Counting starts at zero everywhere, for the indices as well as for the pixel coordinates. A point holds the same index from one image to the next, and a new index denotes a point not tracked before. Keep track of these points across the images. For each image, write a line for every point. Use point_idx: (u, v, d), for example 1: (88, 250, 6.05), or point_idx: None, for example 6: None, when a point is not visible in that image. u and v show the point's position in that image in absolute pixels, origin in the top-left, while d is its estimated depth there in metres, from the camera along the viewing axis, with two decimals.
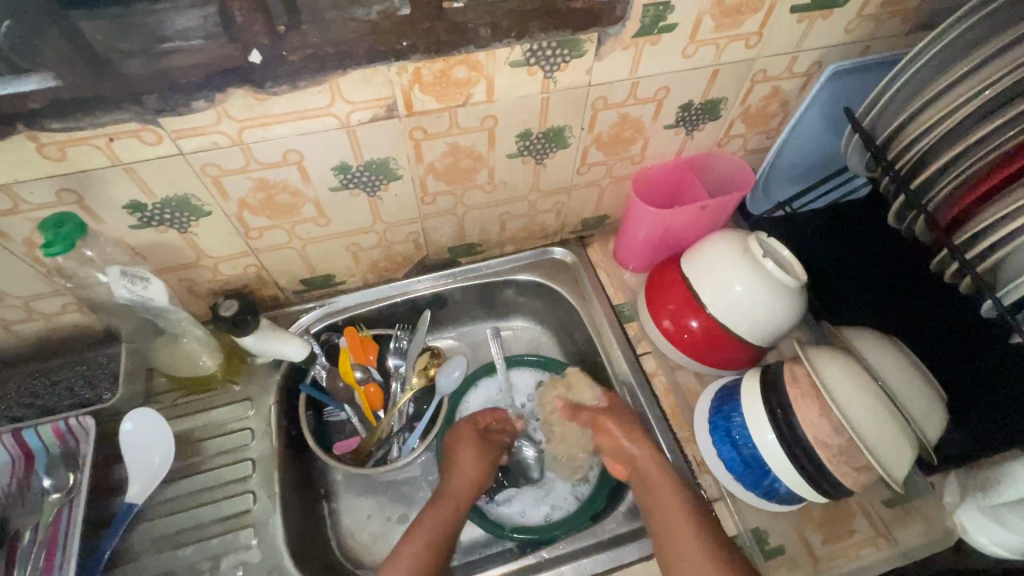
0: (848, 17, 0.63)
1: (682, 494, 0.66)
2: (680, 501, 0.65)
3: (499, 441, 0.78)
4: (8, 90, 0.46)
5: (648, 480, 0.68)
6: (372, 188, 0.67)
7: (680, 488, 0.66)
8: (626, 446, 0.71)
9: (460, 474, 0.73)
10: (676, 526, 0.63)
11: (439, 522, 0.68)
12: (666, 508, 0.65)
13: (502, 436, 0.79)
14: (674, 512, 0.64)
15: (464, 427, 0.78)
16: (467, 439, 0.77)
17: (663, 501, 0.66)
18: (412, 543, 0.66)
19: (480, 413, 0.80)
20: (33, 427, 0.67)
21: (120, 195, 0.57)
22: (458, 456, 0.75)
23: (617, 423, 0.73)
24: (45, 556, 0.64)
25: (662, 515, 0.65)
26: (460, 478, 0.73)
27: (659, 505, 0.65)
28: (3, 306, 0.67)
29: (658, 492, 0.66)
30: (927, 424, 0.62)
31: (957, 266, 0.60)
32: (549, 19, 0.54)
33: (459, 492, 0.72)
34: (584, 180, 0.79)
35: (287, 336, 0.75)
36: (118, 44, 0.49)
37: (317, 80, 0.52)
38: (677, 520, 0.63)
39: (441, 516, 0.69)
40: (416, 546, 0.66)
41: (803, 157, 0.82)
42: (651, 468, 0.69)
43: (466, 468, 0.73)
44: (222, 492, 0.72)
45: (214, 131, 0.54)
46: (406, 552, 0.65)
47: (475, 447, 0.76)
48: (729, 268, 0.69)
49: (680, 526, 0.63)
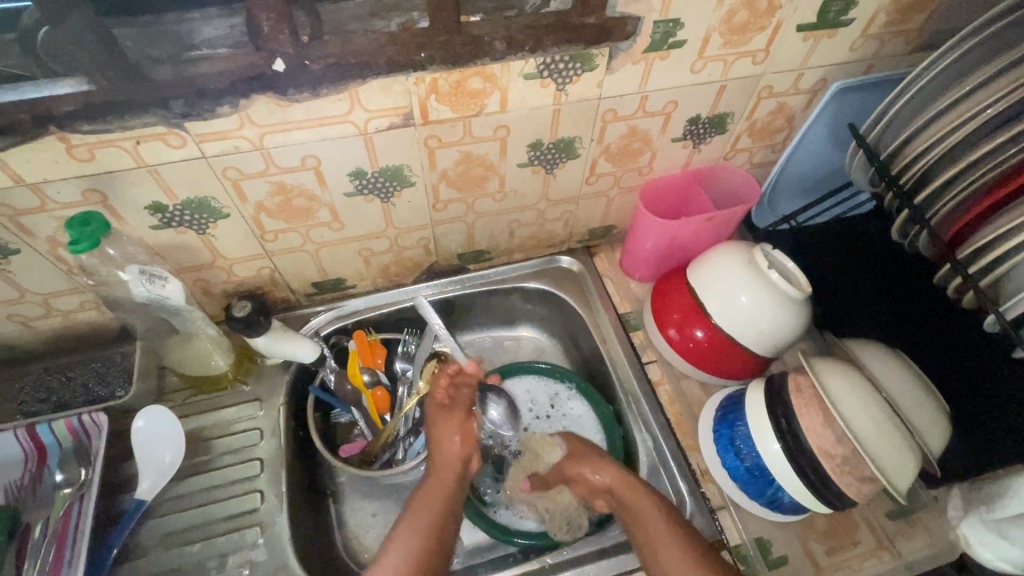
0: (853, 36, 0.65)
1: (673, 528, 0.65)
2: (672, 537, 0.64)
3: (463, 401, 0.79)
4: (43, 92, 0.48)
5: (632, 510, 0.68)
6: (385, 194, 0.69)
7: (670, 522, 0.65)
8: (600, 481, 0.72)
9: (445, 454, 0.73)
10: (671, 566, 0.63)
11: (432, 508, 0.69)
12: (660, 545, 0.64)
13: (465, 395, 0.79)
14: (667, 550, 0.64)
15: (431, 402, 0.77)
16: (444, 412, 0.77)
17: (655, 536, 0.65)
18: (404, 535, 0.66)
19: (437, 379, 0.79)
20: (47, 421, 0.69)
21: (143, 196, 0.59)
22: (435, 434, 0.75)
23: (587, 466, 0.73)
24: (55, 549, 0.65)
25: (653, 552, 0.65)
26: (443, 453, 0.73)
27: (653, 542, 0.65)
28: (22, 303, 0.68)
29: (647, 525, 0.66)
30: (931, 436, 0.63)
31: (959, 281, 0.61)
32: (563, 34, 0.56)
33: (446, 473, 0.72)
34: (592, 190, 0.80)
35: (298, 337, 0.76)
36: (148, 50, 0.51)
37: (338, 89, 0.54)
38: (671, 559, 0.63)
39: (429, 504, 0.69)
40: (409, 537, 0.65)
41: (807, 172, 0.84)
42: (631, 504, 0.68)
43: (449, 445, 0.74)
44: (231, 490, 0.73)
45: (237, 136, 0.55)
46: (399, 543, 0.65)
47: (452, 419, 0.76)
48: (735, 279, 0.71)
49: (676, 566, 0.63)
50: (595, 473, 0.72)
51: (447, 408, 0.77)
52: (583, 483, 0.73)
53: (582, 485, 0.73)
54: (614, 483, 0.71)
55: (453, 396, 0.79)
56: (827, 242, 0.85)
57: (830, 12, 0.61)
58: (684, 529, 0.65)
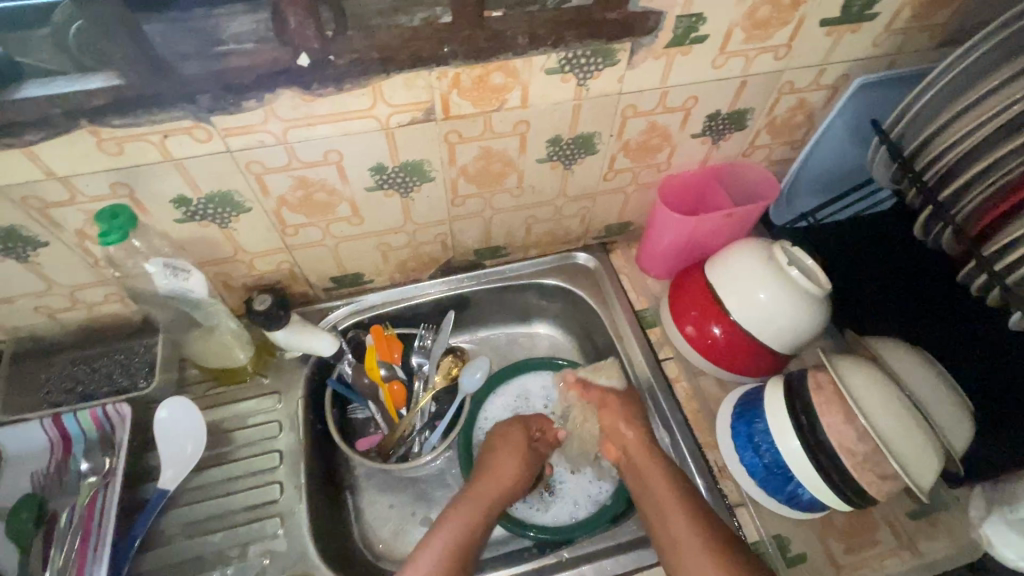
0: (876, 30, 0.65)
1: (684, 499, 0.66)
2: (680, 506, 0.66)
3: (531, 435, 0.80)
4: (75, 87, 0.48)
5: (642, 477, 0.71)
6: (405, 189, 0.69)
7: (680, 492, 0.67)
8: (620, 428, 0.75)
9: (497, 477, 0.73)
10: (676, 531, 0.64)
11: (466, 526, 0.68)
12: (666, 511, 0.66)
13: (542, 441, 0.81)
14: (674, 516, 0.65)
15: (514, 433, 0.78)
16: (514, 445, 0.77)
17: (663, 502, 0.67)
18: (436, 541, 0.66)
19: (532, 421, 0.81)
20: (73, 412, 0.70)
21: (169, 190, 0.60)
22: (500, 457, 0.75)
23: (614, 416, 0.76)
24: (81, 536, 0.66)
25: (660, 519, 0.66)
26: (499, 477, 0.73)
27: (657, 498, 0.68)
28: (49, 295, 0.69)
29: (644, 469, 0.71)
30: (954, 435, 0.62)
31: (984, 279, 0.60)
32: (584, 29, 0.56)
33: (494, 493, 0.72)
34: (610, 186, 0.80)
35: (318, 331, 0.77)
36: (176, 45, 0.52)
37: (361, 83, 0.54)
38: (671, 511, 0.66)
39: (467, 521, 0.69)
40: (439, 546, 0.66)
41: (827, 169, 0.83)
42: (642, 471, 0.71)
43: (502, 474, 0.73)
44: (252, 481, 0.74)
45: (261, 130, 0.56)
46: (428, 549, 0.66)
47: (518, 452, 0.76)
48: (754, 276, 0.70)
49: (681, 533, 0.64)
50: (621, 423, 0.75)
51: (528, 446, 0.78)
52: (609, 421, 0.77)
53: (608, 415, 0.77)
54: (631, 441, 0.74)
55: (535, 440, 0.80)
56: (848, 241, 0.85)
57: (854, 6, 0.61)
58: (694, 502, 0.66)
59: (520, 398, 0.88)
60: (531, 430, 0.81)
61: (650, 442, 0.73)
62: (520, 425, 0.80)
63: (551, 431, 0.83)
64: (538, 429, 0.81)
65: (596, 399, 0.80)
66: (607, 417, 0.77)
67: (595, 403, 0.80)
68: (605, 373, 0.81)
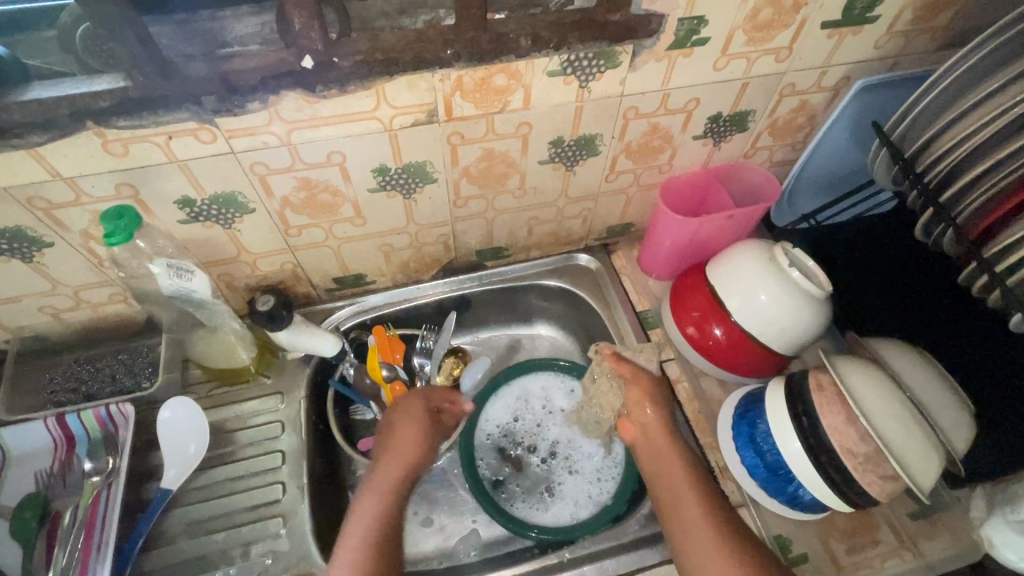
0: (878, 32, 0.65)
1: (698, 486, 0.66)
2: (693, 492, 0.65)
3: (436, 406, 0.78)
4: (81, 88, 0.49)
5: (658, 461, 0.69)
6: (407, 190, 0.69)
7: (694, 482, 0.66)
8: (639, 412, 0.73)
9: (402, 453, 0.71)
10: (689, 520, 0.63)
11: (382, 508, 0.66)
12: (679, 495, 0.65)
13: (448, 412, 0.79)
14: (687, 501, 0.64)
15: (415, 404, 0.76)
16: (412, 416, 0.74)
17: (677, 486, 0.66)
18: (359, 526, 0.64)
19: (435, 391, 0.79)
20: (76, 412, 0.70)
21: (173, 191, 0.60)
22: (399, 432, 0.73)
23: (641, 393, 0.74)
24: (84, 536, 0.66)
25: (672, 503, 0.65)
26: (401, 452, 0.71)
27: (674, 485, 0.66)
28: (53, 295, 0.70)
29: (660, 456, 0.69)
30: (956, 437, 0.62)
31: (985, 280, 0.61)
32: (587, 31, 0.56)
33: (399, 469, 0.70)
34: (611, 188, 0.80)
35: (321, 332, 0.78)
36: (181, 47, 0.52)
37: (364, 85, 0.55)
38: (685, 501, 0.65)
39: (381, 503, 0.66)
40: (363, 530, 0.64)
41: (828, 171, 0.84)
42: (659, 452, 0.70)
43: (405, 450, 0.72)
44: (254, 481, 0.74)
45: (265, 132, 0.56)
46: (353, 536, 0.63)
47: (419, 424, 0.74)
48: (755, 277, 0.71)
49: (693, 518, 0.63)
50: (646, 404, 0.74)
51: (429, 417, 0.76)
52: (632, 403, 0.74)
53: (637, 390, 0.75)
54: (652, 423, 0.72)
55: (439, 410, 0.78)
56: (850, 242, 0.85)
57: (855, 9, 0.61)
58: (706, 489, 0.66)
59: (520, 399, 0.88)
60: (436, 401, 0.78)
61: (670, 425, 0.72)
62: (421, 394, 0.77)
63: (459, 400, 0.80)
64: (444, 399, 0.79)
65: (627, 372, 0.76)
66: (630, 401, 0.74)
67: (624, 377, 0.76)
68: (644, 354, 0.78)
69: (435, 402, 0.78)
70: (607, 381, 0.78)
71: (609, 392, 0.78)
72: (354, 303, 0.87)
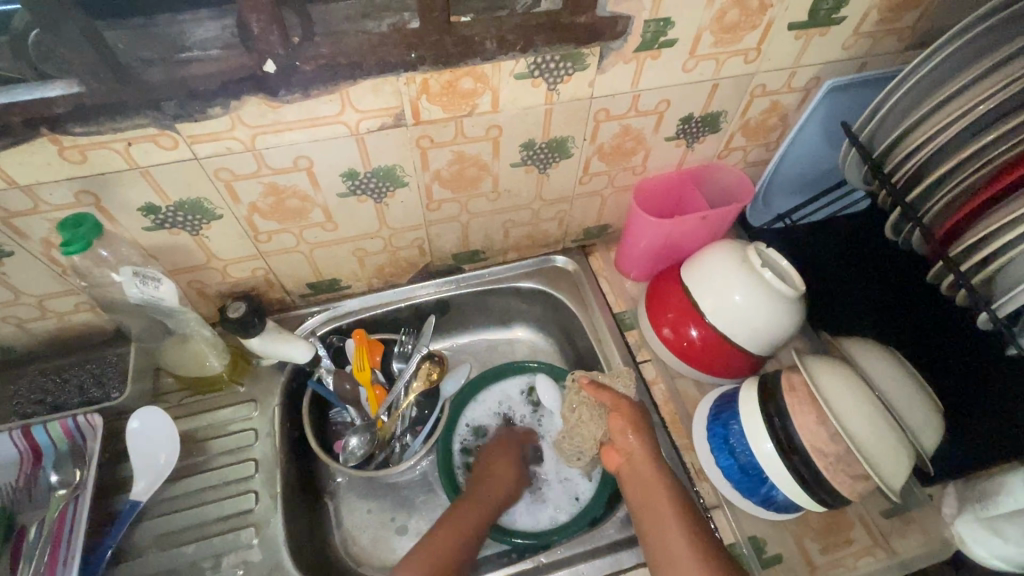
0: (845, 34, 0.65)
1: (684, 516, 0.64)
2: (679, 522, 0.63)
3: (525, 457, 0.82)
4: (34, 95, 0.48)
5: (642, 484, 0.68)
6: (379, 195, 0.69)
7: (675, 503, 0.65)
8: (627, 439, 0.71)
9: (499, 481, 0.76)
10: (672, 544, 0.62)
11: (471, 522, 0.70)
12: (662, 518, 0.64)
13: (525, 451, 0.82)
14: (673, 528, 0.63)
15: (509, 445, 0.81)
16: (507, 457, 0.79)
17: (660, 512, 0.65)
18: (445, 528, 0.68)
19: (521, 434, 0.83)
20: (42, 423, 0.69)
21: (136, 198, 0.59)
22: (496, 466, 0.77)
23: (624, 422, 0.71)
24: (49, 551, 0.65)
25: (660, 537, 0.63)
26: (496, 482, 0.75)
27: (656, 509, 0.65)
28: (17, 305, 0.68)
29: (642, 479, 0.68)
30: (925, 435, 0.63)
31: (952, 279, 0.61)
32: (554, 34, 0.56)
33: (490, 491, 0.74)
34: (586, 190, 0.80)
35: (290, 337, 0.76)
36: (140, 52, 0.51)
37: (328, 89, 0.54)
38: (668, 524, 0.63)
39: (472, 516, 0.70)
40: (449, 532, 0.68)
41: (802, 171, 0.84)
42: (644, 485, 0.67)
43: (498, 488, 0.75)
44: (226, 491, 0.73)
45: (228, 137, 0.56)
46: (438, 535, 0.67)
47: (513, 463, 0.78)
48: (729, 279, 0.71)
49: (680, 551, 0.61)
50: (629, 430, 0.70)
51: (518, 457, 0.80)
52: (619, 427, 0.71)
53: (620, 419, 0.72)
54: (637, 448, 0.70)
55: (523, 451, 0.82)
56: (824, 242, 0.85)
57: (821, 10, 0.61)
58: (695, 520, 0.63)
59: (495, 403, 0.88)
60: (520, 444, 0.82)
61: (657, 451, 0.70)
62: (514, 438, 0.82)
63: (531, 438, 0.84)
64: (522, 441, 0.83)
65: (607, 400, 0.73)
66: (615, 423, 0.72)
67: (606, 406, 0.74)
68: (621, 381, 0.77)
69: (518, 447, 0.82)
70: (591, 403, 0.76)
71: (590, 422, 0.76)
72: (325, 308, 0.85)
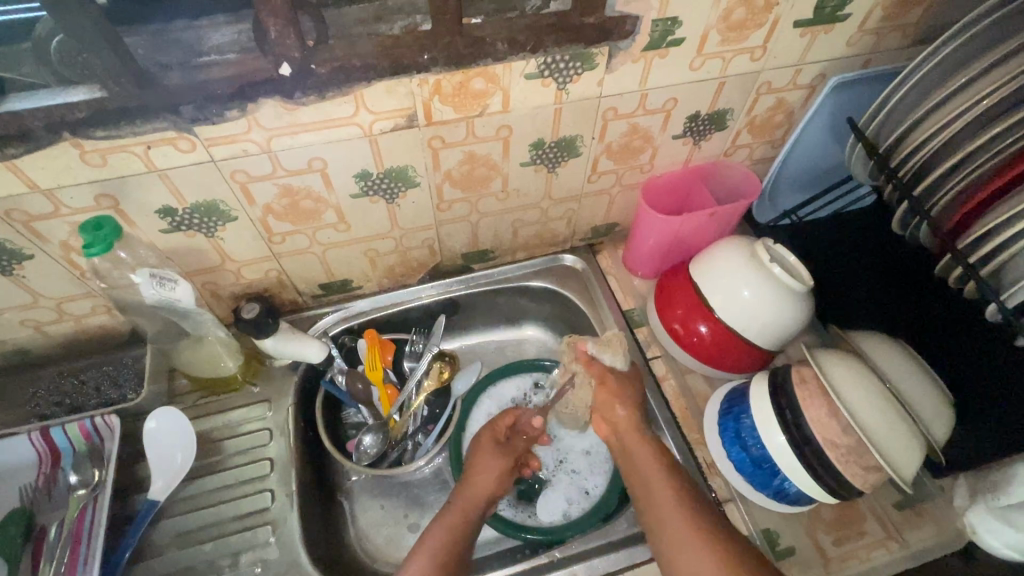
0: (850, 30, 0.66)
1: (673, 479, 0.66)
2: (662, 473, 0.67)
3: (519, 448, 0.79)
4: (57, 100, 0.49)
5: (627, 455, 0.71)
6: (391, 195, 0.70)
7: (658, 459, 0.69)
8: (611, 414, 0.74)
9: (476, 482, 0.73)
10: (656, 493, 0.66)
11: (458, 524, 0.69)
12: (646, 474, 0.68)
13: (519, 441, 0.79)
14: (655, 479, 0.67)
15: (484, 437, 0.78)
16: (485, 451, 0.77)
17: (645, 469, 0.69)
18: (435, 535, 0.68)
19: (499, 418, 0.80)
20: (60, 425, 0.69)
21: (154, 200, 0.60)
22: (475, 465, 0.75)
23: (610, 394, 0.75)
24: (71, 550, 0.66)
25: (645, 492, 0.67)
26: (477, 485, 0.73)
27: (641, 469, 0.69)
28: (36, 307, 0.69)
29: (628, 445, 0.72)
30: (936, 427, 0.63)
31: (960, 272, 0.62)
32: (562, 35, 0.57)
33: (471, 495, 0.72)
34: (594, 188, 0.81)
35: (308, 338, 0.77)
36: (159, 57, 0.52)
37: (342, 91, 0.55)
38: (652, 476, 0.67)
39: (454, 521, 0.69)
40: (438, 539, 0.67)
41: (807, 168, 0.85)
42: (631, 452, 0.71)
43: (482, 481, 0.73)
44: (243, 490, 0.74)
45: (245, 140, 0.57)
46: (429, 542, 0.67)
47: (492, 457, 0.76)
48: (738, 275, 0.71)
49: (663, 497, 0.65)
50: (616, 405, 0.74)
51: (501, 448, 0.78)
52: (605, 399, 0.75)
53: (606, 393, 0.75)
54: (622, 421, 0.73)
55: (508, 438, 0.80)
56: (832, 238, 0.86)
57: (826, 8, 0.62)
58: (676, 472, 0.67)
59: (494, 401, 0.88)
60: (501, 430, 0.79)
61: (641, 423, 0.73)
62: (488, 427, 0.79)
63: (530, 426, 0.81)
64: (506, 425, 0.80)
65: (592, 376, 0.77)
66: (603, 396, 0.75)
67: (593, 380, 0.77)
68: (609, 350, 0.77)
69: (498, 433, 0.79)
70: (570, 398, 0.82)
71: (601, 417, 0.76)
72: (337, 309, 0.86)
